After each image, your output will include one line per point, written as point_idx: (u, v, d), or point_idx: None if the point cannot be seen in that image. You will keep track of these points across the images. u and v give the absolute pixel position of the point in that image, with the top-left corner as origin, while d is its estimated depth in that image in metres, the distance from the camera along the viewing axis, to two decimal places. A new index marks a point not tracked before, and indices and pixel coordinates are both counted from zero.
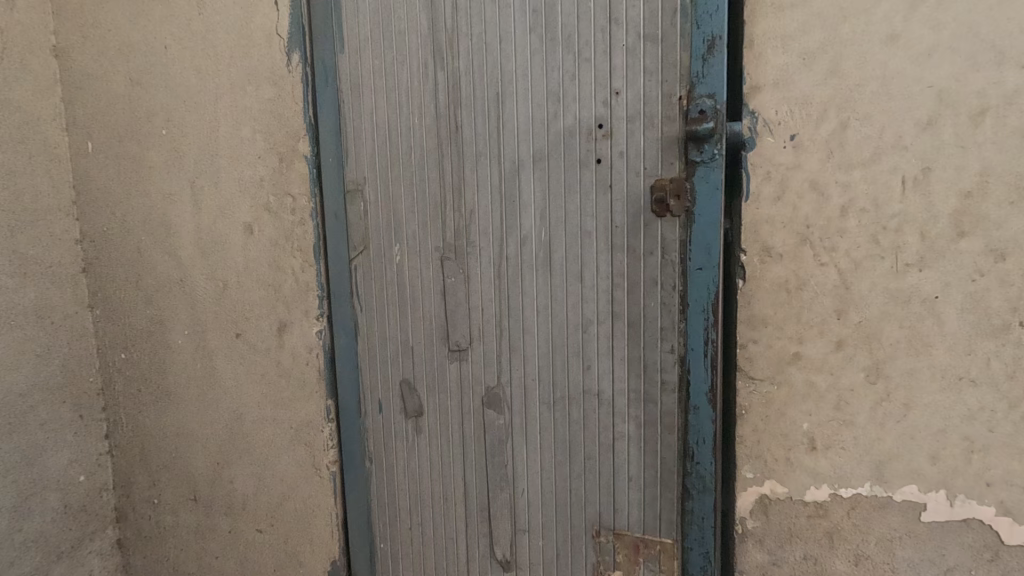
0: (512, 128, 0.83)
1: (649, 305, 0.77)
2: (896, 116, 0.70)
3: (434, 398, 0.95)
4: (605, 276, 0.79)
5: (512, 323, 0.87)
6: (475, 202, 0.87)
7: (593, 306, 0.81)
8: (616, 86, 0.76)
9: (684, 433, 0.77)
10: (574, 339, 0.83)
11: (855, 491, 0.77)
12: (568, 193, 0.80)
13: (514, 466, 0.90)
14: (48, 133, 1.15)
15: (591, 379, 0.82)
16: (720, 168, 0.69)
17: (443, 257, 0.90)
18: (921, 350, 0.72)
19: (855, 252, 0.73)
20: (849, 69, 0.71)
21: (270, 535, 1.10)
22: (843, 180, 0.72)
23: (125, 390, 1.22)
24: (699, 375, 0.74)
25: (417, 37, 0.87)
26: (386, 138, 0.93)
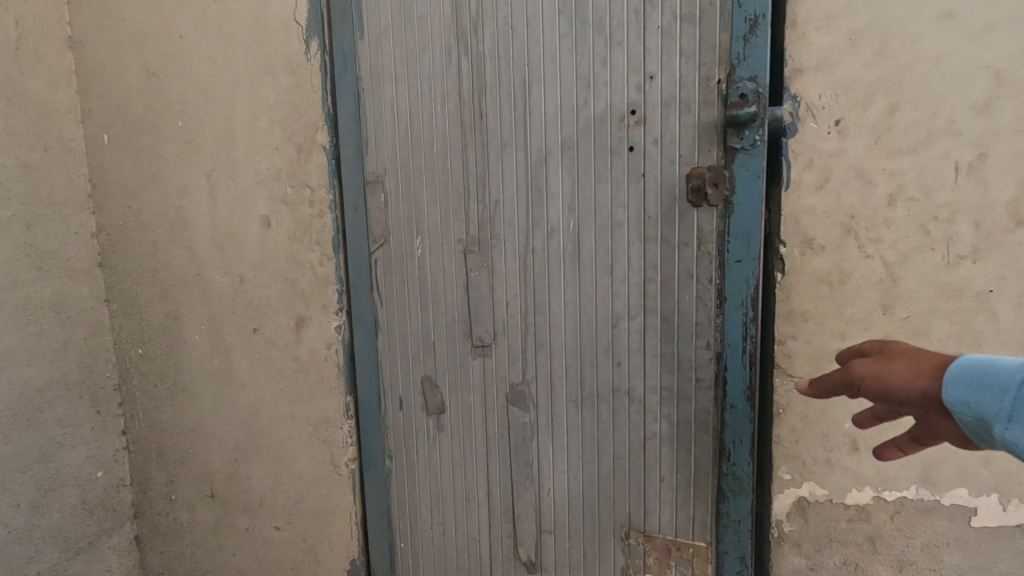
0: (539, 116, 0.80)
1: (683, 299, 0.74)
2: (950, 99, 0.66)
3: (457, 394, 0.93)
4: (637, 269, 0.77)
5: (538, 318, 0.84)
6: (500, 193, 0.84)
7: (624, 301, 0.78)
8: (650, 70, 0.73)
9: (720, 432, 0.74)
10: (603, 334, 0.80)
11: (900, 494, 0.73)
12: (598, 182, 0.78)
13: (539, 465, 0.87)
14: (63, 126, 1.13)
15: (621, 375, 0.80)
16: (762, 154, 0.66)
17: (466, 249, 0.88)
18: (973, 347, 0.68)
19: (902, 244, 0.69)
20: (898, 49, 0.67)
21: (288, 533, 1.08)
22: (890, 168, 0.68)
23: (141, 386, 1.21)
24: (736, 371, 0.72)
25: (441, 23, 0.85)
26: (408, 127, 0.90)
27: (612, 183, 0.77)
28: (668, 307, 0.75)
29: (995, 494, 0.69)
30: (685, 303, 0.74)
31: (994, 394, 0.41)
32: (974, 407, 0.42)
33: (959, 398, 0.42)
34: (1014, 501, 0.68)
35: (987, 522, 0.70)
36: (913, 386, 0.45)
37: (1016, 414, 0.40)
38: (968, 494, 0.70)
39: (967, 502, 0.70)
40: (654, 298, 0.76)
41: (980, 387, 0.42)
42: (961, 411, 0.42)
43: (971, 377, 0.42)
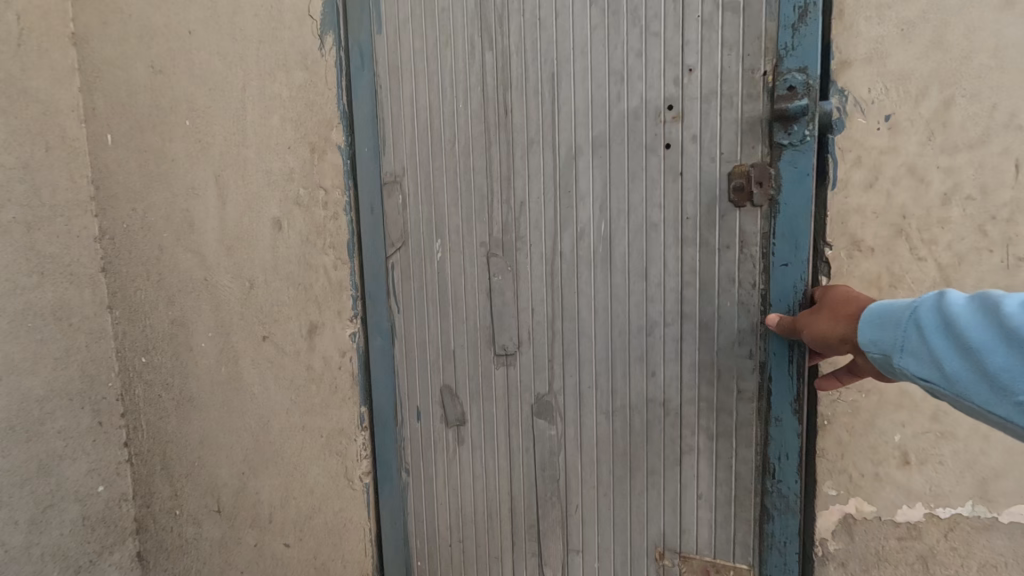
0: (568, 112, 0.77)
1: (723, 305, 0.70)
2: (1011, 91, 0.62)
3: (478, 406, 0.88)
4: (673, 273, 0.73)
5: (567, 324, 0.80)
6: (526, 194, 0.81)
7: (659, 307, 0.74)
8: (689, 62, 0.69)
9: (764, 447, 0.70)
10: (637, 342, 0.76)
11: (954, 511, 0.69)
12: (632, 181, 0.74)
13: (567, 482, 0.83)
14: (66, 125, 1.09)
15: (656, 386, 0.76)
16: (812, 150, 0.62)
17: (489, 253, 0.84)
18: None
19: (958, 245, 0.65)
20: (956, 40, 0.63)
21: (298, 550, 1.03)
22: (945, 165, 0.65)
23: (145, 396, 1.16)
24: (782, 381, 0.68)
25: (462, 16, 0.82)
26: (427, 125, 0.87)
27: (647, 182, 0.73)
28: (707, 313, 0.71)
29: None
30: (726, 308, 0.71)
31: (890, 329, 0.51)
32: (879, 343, 0.52)
33: (869, 336, 0.53)
34: None
35: None
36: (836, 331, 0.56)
37: (906, 344, 0.50)
38: None
39: None
40: (692, 304, 0.72)
41: (880, 324, 0.52)
42: (871, 347, 0.52)
43: (876, 317, 0.53)
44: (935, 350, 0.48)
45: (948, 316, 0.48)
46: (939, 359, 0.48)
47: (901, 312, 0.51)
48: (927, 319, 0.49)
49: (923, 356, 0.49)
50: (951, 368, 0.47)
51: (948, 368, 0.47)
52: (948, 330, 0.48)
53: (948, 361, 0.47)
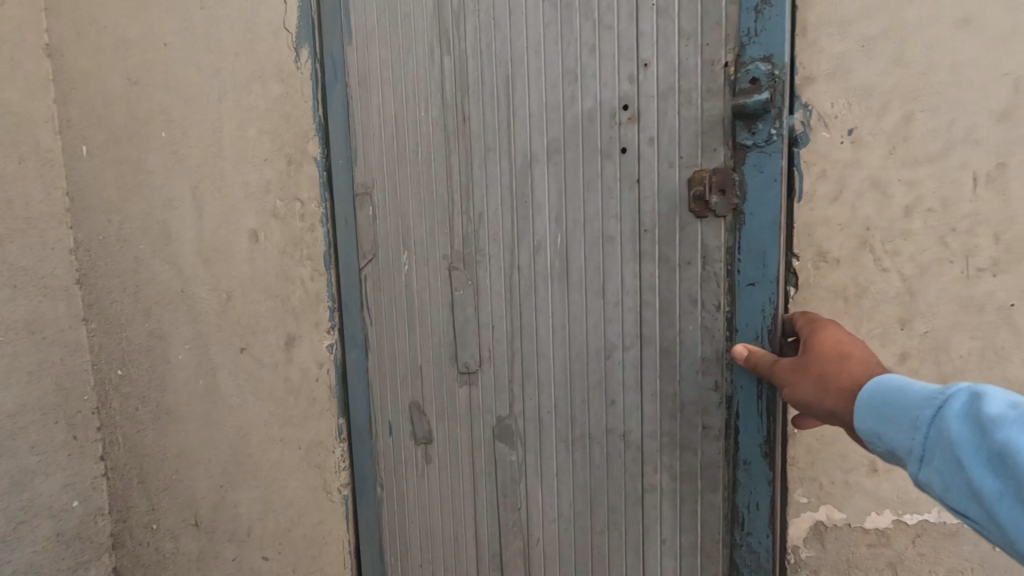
0: (524, 116, 0.78)
1: (685, 329, 0.71)
2: (968, 106, 0.63)
3: (444, 424, 0.90)
4: (632, 291, 0.74)
5: (525, 343, 0.81)
6: (484, 206, 0.82)
7: (617, 328, 0.75)
8: (644, 57, 0.70)
9: (733, 492, 0.69)
10: (596, 366, 0.77)
11: (922, 517, 0.70)
12: (587, 190, 0.75)
13: (528, 508, 0.84)
14: (41, 136, 1.08)
15: (616, 417, 0.76)
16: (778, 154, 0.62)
17: (451, 267, 0.85)
18: (995, 364, 0.66)
19: (921, 256, 0.67)
20: (915, 57, 0.64)
21: (277, 563, 1.03)
22: (908, 177, 0.66)
23: (122, 409, 1.15)
24: (750, 420, 0.67)
25: (424, 22, 0.83)
26: (393, 135, 0.88)
27: (604, 192, 0.74)
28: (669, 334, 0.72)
29: None
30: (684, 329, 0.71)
31: (906, 432, 0.46)
32: (887, 441, 0.47)
33: (876, 432, 0.48)
34: None
35: None
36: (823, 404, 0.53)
37: (927, 454, 0.45)
38: None
39: None
40: (653, 326, 0.73)
41: (889, 419, 0.47)
42: (877, 444, 0.48)
43: (888, 414, 0.47)
44: (967, 474, 0.42)
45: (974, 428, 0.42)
46: (976, 486, 0.41)
47: (919, 414, 0.46)
48: (957, 432, 0.43)
49: (950, 475, 0.43)
50: (991, 501, 0.40)
51: (986, 500, 0.41)
52: (984, 452, 0.41)
53: (986, 492, 0.41)
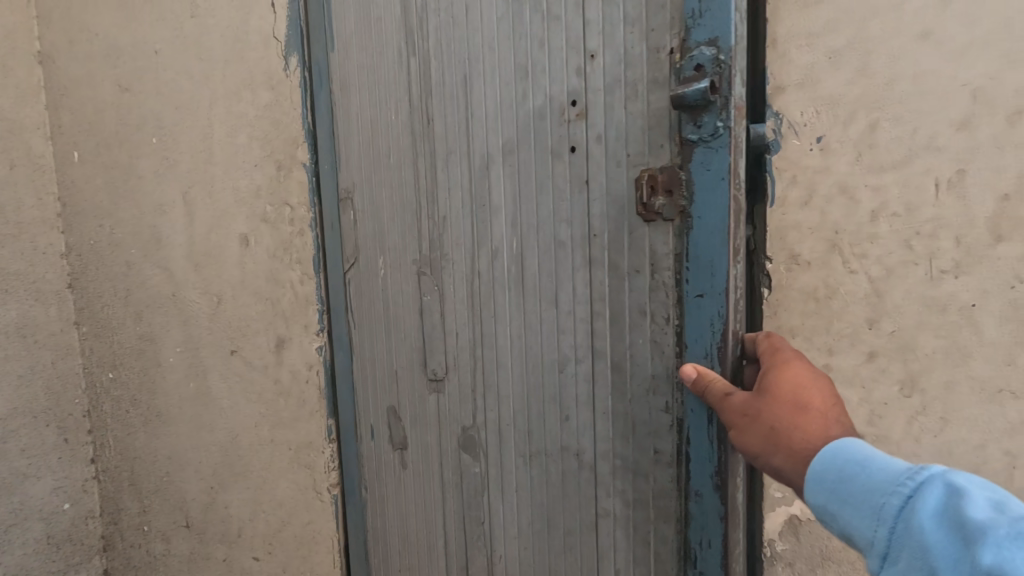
0: (480, 117, 0.77)
1: (636, 343, 0.67)
2: (930, 115, 0.66)
3: (417, 430, 0.90)
4: (583, 301, 0.70)
5: (486, 352, 0.81)
6: (448, 209, 0.82)
7: (570, 340, 0.72)
8: (592, 48, 0.66)
9: (686, 524, 0.64)
10: (550, 379, 0.75)
11: None
12: (539, 193, 0.73)
13: (492, 519, 0.83)
14: (33, 143, 1.10)
15: (570, 435, 0.74)
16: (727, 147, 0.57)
17: (419, 271, 0.86)
18: (959, 361, 0.68)
19: (887, 259, 0.69)
20: (879, 68, 0.67)
21: (268, 563, 1.04)
22: (874, 183, 0.69)
23: (113, 412, 1.16)
24: (702, 447, 0.62)
25: (393, 24, 0.83)
26: (370, 138, 0.89)
27: (555, 197, 0.71)
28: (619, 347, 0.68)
29: None
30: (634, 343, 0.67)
31: (868, 519, 0.45)
32: (847, 523, 0.46)
33: (836, 513, 0.47)
34: None
35: None
36: (767, 459, 0.52)
37: (890, 547, 0.43)
38: None
39: None
40: (603, 337, 0.69)
41: (847, 500, 0.46)
42: (838, 524, 0.47)
43: (850, 497, 0.46)
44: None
45: (945, 529, 0.40)
46: None
47: (884, 503, 0.44)
48: (924, 529, 0.41)
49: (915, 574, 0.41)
50: None
51: None
52: (953, 555, 0.39)
53: None
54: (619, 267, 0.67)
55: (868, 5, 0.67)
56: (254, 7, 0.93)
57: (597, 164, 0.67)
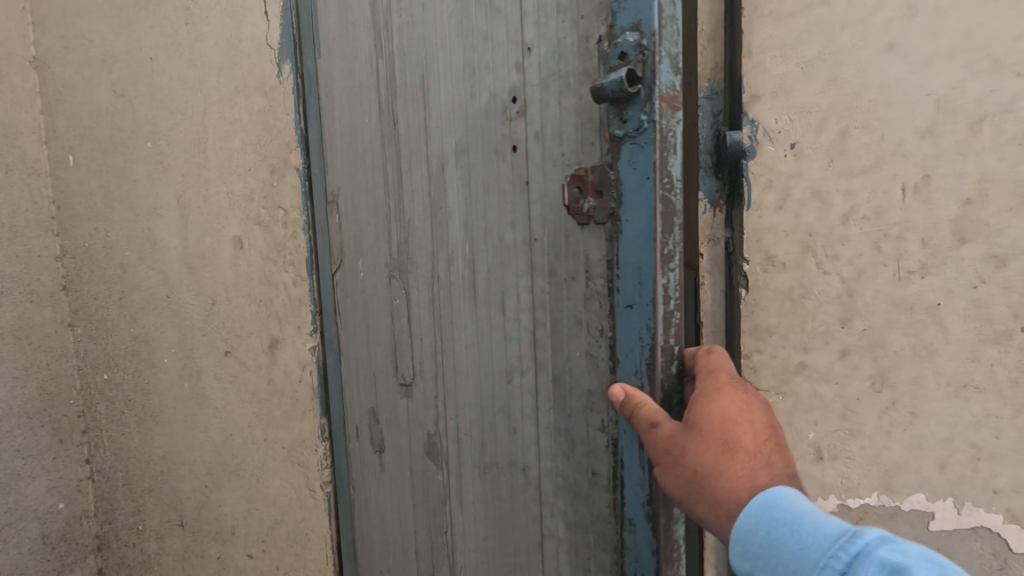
0: (437, 119, 0.80)
1: (574, 354, 0.69)
2: (896, 123, 0.69)
3: (393, 433, 0.93)
4: (527, 308, 0.73)
5: (445, 359, 0.83)
6: (411, 214, 0.85)
7: (516, 348, 0.75)
8: (528, 41, 0.69)
9: (622, 552, 0.64)
10: (500, 389, 0.77)
11: (863, 501, 0.76)
12: (487, 194, 0.75)
13: (454, 532, 0.86)
14: (28, 147, 1.11)
15: (517, 448, 0.76)
16: (650, 141, 0.56)
17: (390, 275, 0.89)
18: (925, 357, 0.71)
19: (858, 260, 0.73)
20: (848, 78, 0.71)
21: (261, 560, 1.06)
22: (845, 188, 0.72)
23: (108, 412, 1.17)
24: (634, 471, 0.62)
25: (364, 29, 0.86)
26: (348, 142, 0.92)
27: (503, 201, 0.74)
28: (558, 347, 0.70)
29: (950, 498, 0.72)
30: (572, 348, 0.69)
31: None
32: None
33: None
34: (967, 504, 0.71)
35: (944, 526, 0.73)
36: (689, 505, 0.52)
37: None
38: (925, 500, 0.73)
39: (925, 507, 0.73)
40: (544, 344, 0.72)
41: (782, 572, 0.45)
42: None
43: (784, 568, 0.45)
44: None
45: None
46: None
47: None
48: None
49: None
50: None
51: None
52: None
53: None
54: (559, 276, 0.69)
55: (837, 18, 0.70)
56: (246, 14, 0.95)
57: (539, 165, 0.70)
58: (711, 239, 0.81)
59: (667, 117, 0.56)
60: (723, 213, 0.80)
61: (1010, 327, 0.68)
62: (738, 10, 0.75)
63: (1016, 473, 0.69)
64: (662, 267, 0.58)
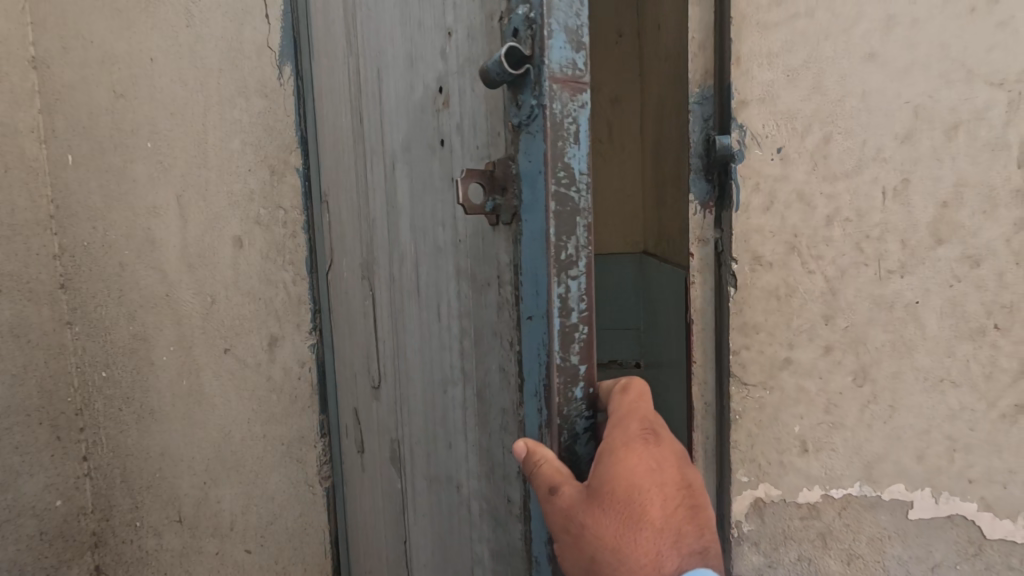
0: (389, 113, 0.85)
1: (491, 362, 0.71)
2: (876, 129, 0.73)
3: (368, 422, 1.02)
4: (457, 315, 0.76)
5: (399, 357, 0.90)
6: (375, 214, 0.92)
7: (450, 357, 0.79)
8: (450, 27, 0.71)
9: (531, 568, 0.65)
10: (442, 399, 0.82)
11: (846, 491, 0.79)
12: (426, 190, 0.80)
13: (410, 542, 0.93)
14: (25, 146, 1.11)
15: (454, 460, 0.81)
16: (540, 128, 0.54)
17: (363, 276, 0.97)
18: (904, 352, 0.75)
19: (841, 260, 0.76)
20: (831, 86, 0.74)
21: (259, 555, 1.13)
22: (829, 191, 0.75)
23: (106, 410, 1.18)
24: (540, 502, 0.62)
25: (340, 34, 0.94)
26: (334, 144, 1.01)
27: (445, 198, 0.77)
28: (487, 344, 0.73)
29: (929, 488, 0.77)
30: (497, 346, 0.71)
31: None
32: None
33: None
34: (944, 493, 0.76)
35: (923, 514, 0.77)
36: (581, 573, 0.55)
37: None
38: (904, 489, 0.77)
39: (904, 496, 0.77)
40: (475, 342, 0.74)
41: None
42: None
43: None
44: None
45: None
46: None
47: None
48: None
49: None
50: None
51: None
52: None
53: None
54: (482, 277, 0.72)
55: (821, 28, 0.74)
56: (247, 17, 1.02)
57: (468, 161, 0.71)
58: (701, 239, 0.82)
59: (562, 99, 0.54)
60: (713, 215, 0.81)
61: (984, 323, 0.73)
62: (727, 16, 0.76)
63: (989, 463, 0.74)
64: (559, 273, 0.56)
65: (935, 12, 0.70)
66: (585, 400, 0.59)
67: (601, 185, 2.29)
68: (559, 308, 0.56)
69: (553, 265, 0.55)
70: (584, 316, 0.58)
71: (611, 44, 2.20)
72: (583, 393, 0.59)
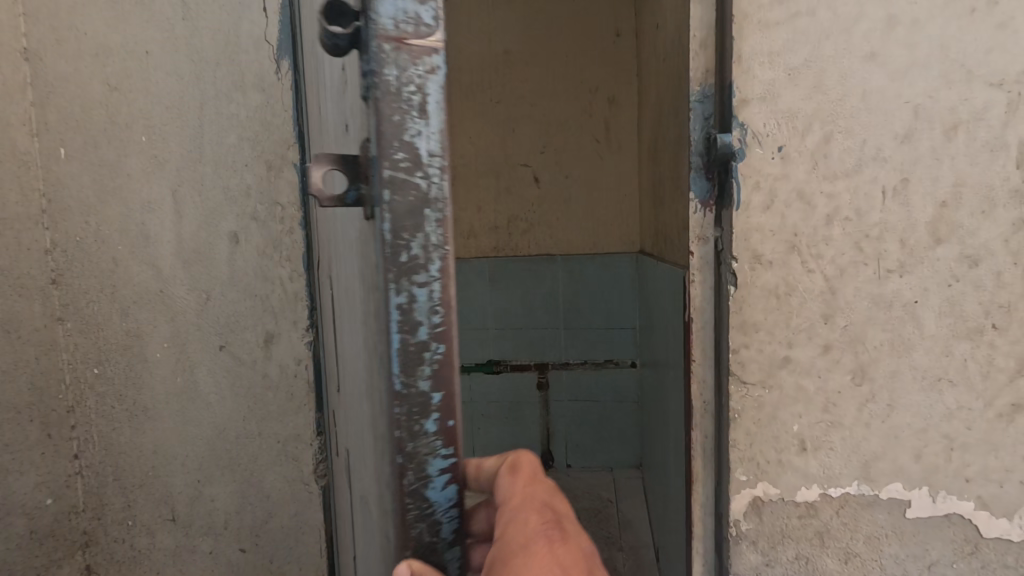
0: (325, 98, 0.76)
1: (362, 399, 0.56)
2: (876, 128, 0.73)
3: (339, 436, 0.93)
4: (349, 336, 0.63)
5: (337, 372, 0.81)
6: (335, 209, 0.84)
7: (349, 383, 0.66)
8: None
9: None
10: (349, 432, 0.69)
11: (844, 490, 0.79)
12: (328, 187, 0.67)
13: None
14: (15, 139, 1.08)
15: (357, 506, 0.68)
16: (374, 96, 0.35)
17: (328, 276, 0.90)
18: (903, 352, 0.76)
19: (840, 259, 0.76)
20: (831, 85, 0.74)
21: (253, 554, 1.13)
22: (828, 190, 0.75)
23: (98, 408, 1.16)
24: None
25: (312, 19, 0.89)
26: (312, 132, 0.95)
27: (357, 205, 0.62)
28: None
29: (926, 487, 0.77)
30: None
31: None
32: None
33: None
34: (941, 492, 0.77)
35: (920, 513, 0.77)
36: None
37: None
38: (902, 488, 0.78)
39: (901, 495, 0.78)
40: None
41: None
42: None
43: None
44: None
45: None
46: None
47: None
48: None
49: None
50: None
51: None
52: None
53: None
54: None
55: (821, 27, 0.74)
56: (244, 12, 1.02)
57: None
58: (700, 237, 0.83)
59: (400, 63, 0.35)
60: (713, 213, 0.82)
61: (982, 323, 0.74)
62: (726, 15, 0.76)
63: (985, 461, 0.75)
64: (398, 279, 0.37)
65: (936, 12, 0.71)
66: (442, 437, 0.39)
67: (598, 184, 2.28)
68: (397, 322, 0.37)
69: (388, 268, 0.36)
70: (441, 333, 0.38)
71: (608, 44, 2.21)
72: (439, 428, 0.39)
